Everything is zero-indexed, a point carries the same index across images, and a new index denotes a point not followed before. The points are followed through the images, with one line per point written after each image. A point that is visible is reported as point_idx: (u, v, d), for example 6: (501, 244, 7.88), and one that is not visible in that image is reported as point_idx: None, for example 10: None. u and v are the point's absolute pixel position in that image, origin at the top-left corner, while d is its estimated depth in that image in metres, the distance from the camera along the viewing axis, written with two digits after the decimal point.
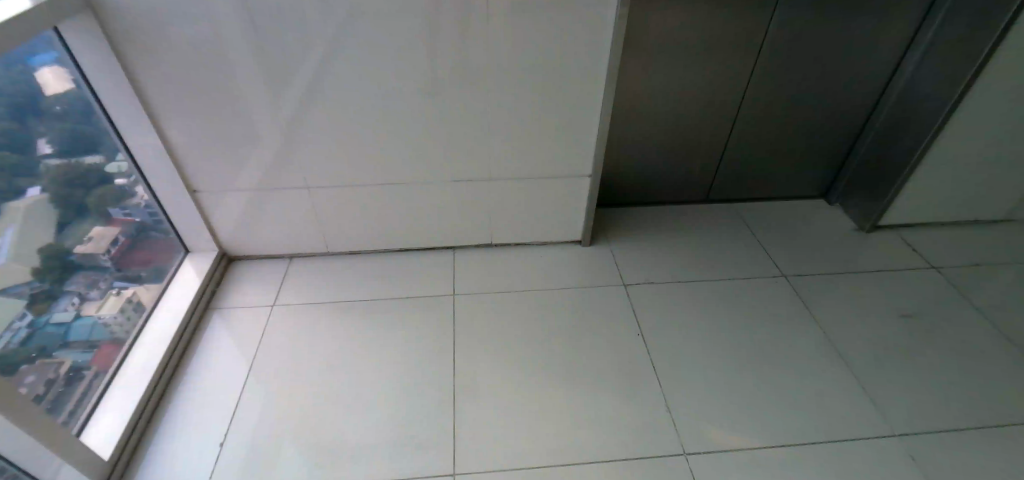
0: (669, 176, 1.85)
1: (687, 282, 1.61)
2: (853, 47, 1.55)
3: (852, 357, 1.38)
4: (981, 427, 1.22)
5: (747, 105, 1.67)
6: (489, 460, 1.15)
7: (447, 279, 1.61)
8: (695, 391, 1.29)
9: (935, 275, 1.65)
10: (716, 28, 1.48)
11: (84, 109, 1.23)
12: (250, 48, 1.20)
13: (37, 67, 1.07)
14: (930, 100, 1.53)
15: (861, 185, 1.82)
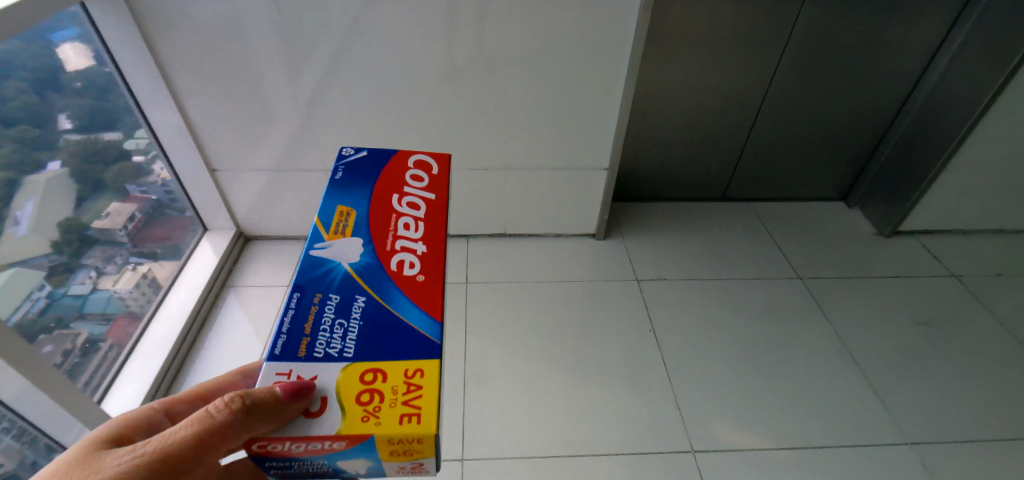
0: (686, 172, 1.83)
1: (700, 280, 1.60)
2: (882, 45, 1.51)
3: (865, 362, 1.37)
4: (995, 439, 1.20)
5: (770, 102, 1.64)
6: (496, 448, 1.16)
7: (460, 267, 1.61)
8: (705, 389, 1.29)
9: (955, 284, 1.61)
10: (742, 22, 1.44)
11: (104, 85, 1.24)
12: (273, 27, 1.19)
13: (59, 43, 1.09)
14: (958, 104, 1.50)
15: (884, 188, 1.78)
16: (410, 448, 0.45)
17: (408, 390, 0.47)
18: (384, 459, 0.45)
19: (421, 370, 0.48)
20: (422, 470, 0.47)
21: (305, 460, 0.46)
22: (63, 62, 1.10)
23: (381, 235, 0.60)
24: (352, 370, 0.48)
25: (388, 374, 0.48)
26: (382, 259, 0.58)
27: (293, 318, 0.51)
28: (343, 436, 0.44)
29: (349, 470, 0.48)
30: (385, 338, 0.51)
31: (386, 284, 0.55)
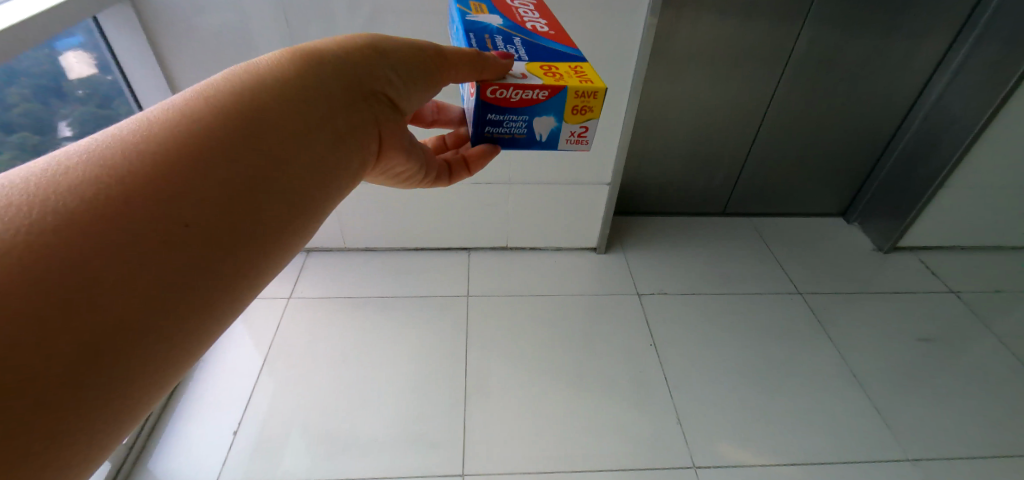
0: (687, 187, 1.85)
1: (701, 295, 1.60)
2: (881, 64, 1.53)
3: (866, 378, 1.37)
4: (997, 456, 1.20)
5: (771, 118, 1.65)
6: (498, 462, 1.15)
7: (462, 280, 1.61)
8: (707, 404, 1.29)
9: (954, 300, 1.62)
10: (743, 40, 1.46)
11: (108, 93, 1.24)
12: (280, 40, 1.21)
13: (63, 51, 1.07)
14: (957, 123, 1.52)
15: (883, 205, 1.80)
16: (587, 103, 0.59)
17: (578, 74, 0.60)
18: (569, 103, 0.58)
19: (578, 64, 0.63)
20: (589, 130, 0.61)
21: (517, 112, 0.59)
22: (64, 70, 1.09)
23: (512, 14, 0.75)
24: (532, 65, 0.61)
25: (560, 64, 0.62)
26: (517, 23, 0.73)
27: (476, 42, 0.66)
28: (546, 82, 0.57)
29: (537, 130, 0.60)
30: (551, 54, 0.65)
31: (528, 32, 0.70)
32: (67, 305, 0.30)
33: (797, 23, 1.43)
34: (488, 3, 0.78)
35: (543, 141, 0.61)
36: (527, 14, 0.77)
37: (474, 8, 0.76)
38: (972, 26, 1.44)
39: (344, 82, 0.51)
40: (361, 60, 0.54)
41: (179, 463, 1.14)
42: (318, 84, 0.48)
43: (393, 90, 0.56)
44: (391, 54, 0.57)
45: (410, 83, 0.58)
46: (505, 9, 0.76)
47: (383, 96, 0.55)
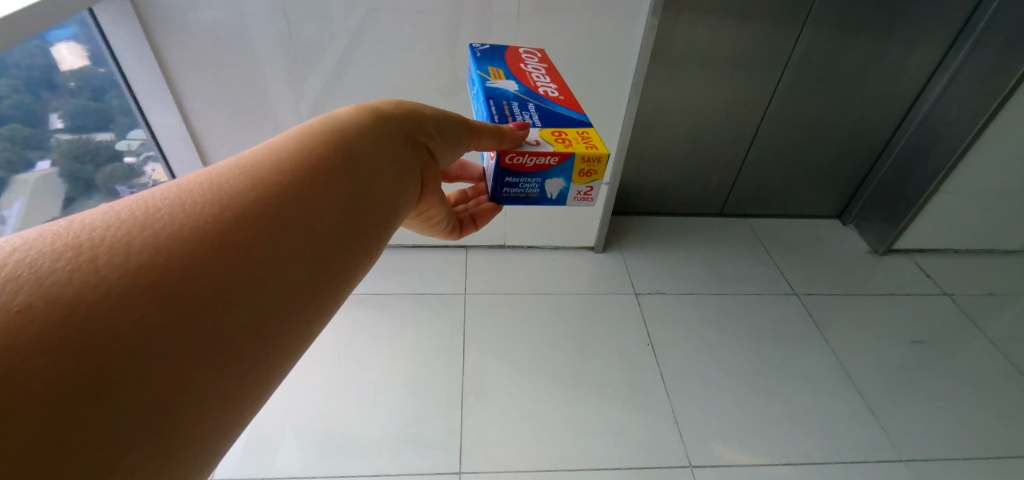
0: (685, 187, 1.85)
1: (698, 295, 1.60)
2: (879, 68, 1.54)
3: (861, 379, 1.38)
4: (988, 457, 1.22)
5: (770, 120, 1.66)
6: (494, 461, 1.15)
7: (460, 278, 1.61)
8: (704, 404, 1.29)
9: (948, 303, 1.64)
10: (742, 42, 1.46)
11: (101, 86, 1.21)
12: (277, 35, 1.20)
13: (53, 43, 1.05)
14: (953, 128, 1.53)
15: (879, 208, 1.81)
16: (592, 167, 0.63)
17: (586, 140, 0.64)
18: (579, 168, 0.62)
19: (584, 130, 0.67)
20: (595, 190, 0.65)
21: (530, 176, 0.63)
22: (56, 62, 1.07)
23: (527, 79, 0.78)
24: (545, 131, 0.65)
25: (568, 129, 0.66)
26: (532, 88, 0.76)
27: (497, 109, 0.69)
28: (557, 150, 0.61)
29: (548, 190, 0.65)
30: (560, 119, 0.69)
31: (541, 98, 0.74)
32: (165, 325, 0.29)
33: (797, 26, 1.43)
34: (505, 69, 0.81)
35: (553, 200, 0.66)
36: (540, 77, 0.80)
37: (493, 73, 0.79)
38: (969, 31, 1.45)
39: (399, 129, 0.53)
40: (410, 112, 0.56)
41: None
42: (380, 129, 0.50)
43: (438, 139, 0.58)
44: (434, 111, 0.60)
45: (452, 136, 0.60)
46: (521, 75, 0.79)
47: (428, 144, 0.57)
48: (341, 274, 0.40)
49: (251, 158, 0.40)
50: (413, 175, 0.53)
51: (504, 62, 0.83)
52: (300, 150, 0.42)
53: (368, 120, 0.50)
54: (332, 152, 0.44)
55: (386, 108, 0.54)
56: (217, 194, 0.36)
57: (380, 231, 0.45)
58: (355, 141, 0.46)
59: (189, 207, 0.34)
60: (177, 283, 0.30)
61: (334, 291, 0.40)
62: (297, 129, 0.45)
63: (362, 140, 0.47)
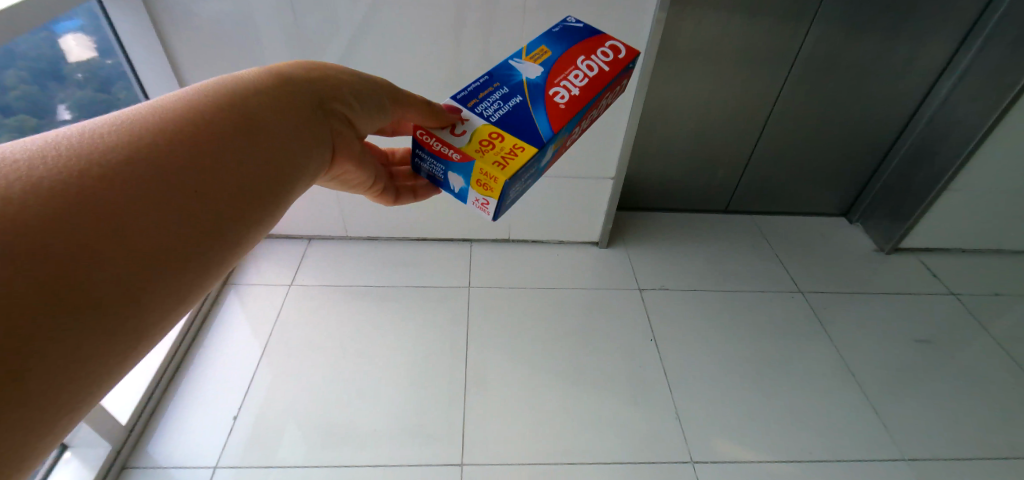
0: (690, 183, 1.84)
1: (702, 292, 1.60)
2: (886, 66, 1.53)
3: (864, 378, 1.37)
4: (991, 458, 1.21)
5: (776, 117, 1.65)
6: (496, 454, 1.16)
7: (464, 272, 1.61)
8: (705, 400, 1.29)
9: (953, 302, 1.62)
10: (750, 37, 1.45)
11: (109, 77, 1.26)
12: (282, 27, 1.19)
13: (60, 35, 1.09)
14: (960, 128, 1.52)
15: (885, 207, 1.80)
16: (488, 182, 0.61)
17: (508, 153, 0.61)
18: (477, 175, 0.62)
19: (521, 144, 0.62)
20: (489, 204, 0.63)
21: (436, 161, 0.66)
22: (63, 54, 1.12)
23: (558, 72, 0.70)
24: (484, 129, 0.64)
25: (509, 137, 0.63)
26: (547, 83, 0.68)
27: (475, 88, 0.70)
28: (462, 149, 0.62)
29: (451, 182, 0.66)
30: (517, 128, 0.64)
31: (535, 100, 0.66)
32: (48, 268, 0.32)
33: (806, 22, 1.42)
34: (559, 50, 0.74)
35: (459, 194, 0.67)
36: (573, 78, 0.70)
37: (535, 54, 0.73)
38: (979, 30, 1.43)
39: (313, 95, 0.55)
40: (328, 78, 0.58)
41: (179, 448, 1.14)
42: (288, 95, 0.52)
43: (359, 106, 0.60)
44: (358, 77, 0.61)
45: (376, 105, 0.63)
46: (561, 64, 0.71)
47: (348, 112, 0.60)
48: (235, 233, 0.43)
49: (139, 117, 0.41)
50: (327, 142, 0.56)
51: (568, 42, 0.75)
52: (193, 112, 0.44)
53: (275, 84, 0.52)
54: (228, 117, 0.46)
55: (299, 72, 0.56)
56: (99, 149, 0.37)
57: (279, 190, 0.48)
58: (256, 107, 0.48)
59: (66, 161, 0.36)
60: (59, 230, 0.33)
61: (228, 245, 0.43)
62: (193, 90, 0.47)
63: (265, 107, 0.49)
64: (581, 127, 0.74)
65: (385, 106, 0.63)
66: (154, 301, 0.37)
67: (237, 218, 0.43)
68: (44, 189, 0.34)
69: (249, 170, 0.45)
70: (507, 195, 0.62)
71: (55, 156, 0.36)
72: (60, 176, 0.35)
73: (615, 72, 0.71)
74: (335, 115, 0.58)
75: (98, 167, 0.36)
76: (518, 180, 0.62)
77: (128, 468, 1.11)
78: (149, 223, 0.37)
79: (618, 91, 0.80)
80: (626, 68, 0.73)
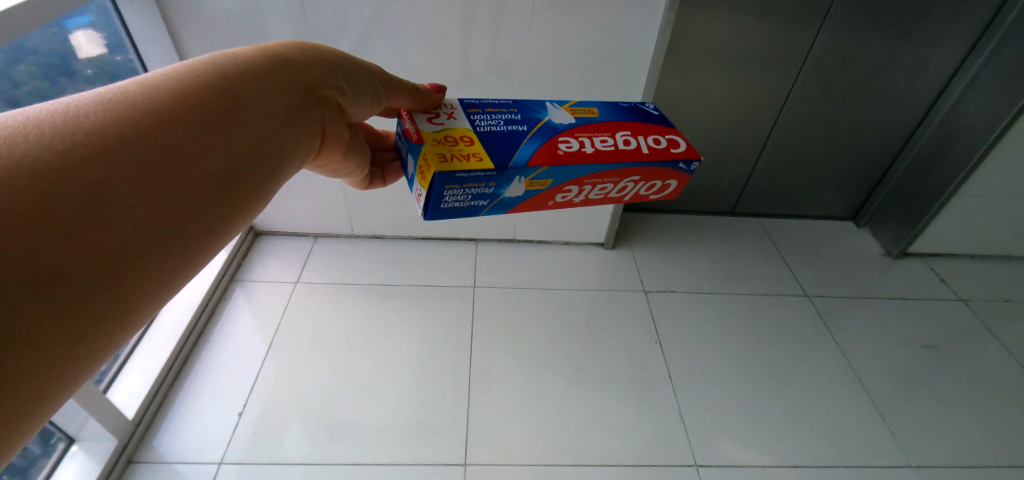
0: (697, 185, 1.83)
1: (707, 294, 1.59)
2: (897, 70, 1.52)
3: (871, 383, 1.36)
4: (998, 465, 1.20)
5: (784, 119, 1.64)
6: (499, 453, 1.16)
7: (469, 271, 1.61)
8: (710, 403, 1.29)
9: (962, 308, 1.61)
10: (759, 39, 1.44)
11: (118, 73, 1.27)
12: (292, 25, 1.20)
13: (71, 30, 1.10)
14: (972, 132, 1.51)
15: (895, 212, 1.78)
16: (424, 171, 0.58)
17: (462, 154, 0.58)
18: (420, 163, 0.59)
19: (482, 155, 0.59)
20: (418, 197, 0.59)
21: (406, 144, 0.67)
22: (73, 49, 1.13)
23: (588, 131, 0.68)
24: (460, 130, 0.63)
25: (477, 145, 0.61)
26: (565, 133, 0.66)
27: (491, 104, 0.71)
28: (423, 134, 0.62)
29: (409, 166, 0.66)
30: (494, 143, 0.62)
31: (541, 134, 0.65)
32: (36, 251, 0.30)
33: (816, 24, 1.41)
34: (606, 118, 0.72)
35: (411, 183, 0.65)
36: (598, 141, 0.66)
37: (575, 111, 0.72)
38: (992, 33, 1.42)
39: (305, 79, 0.54)
40: (320, 61, 0.57)
41: (184, 443, 1.15)
42: (279, 77, 0.50)
43: (350, 93, 0.60)
44: (350, 62, 0.61)
45: (369, 93, 0.63)
46: (597, 126, 0.69)
47: (339, 97, 0.59)
48: (227, 216, 0.41)
49: (120, 90, 0.38)
50: (316, 127, 0.55)
51: (624, 118, 0.72)
52: (184, 89, 0.41)
53: (266, 64, 0.50)
54: (218, 96, 0.43)
55: (291, 52, 0.54)
56: (77, 124, 0.34)
57: (271, 175, 0.47)
58: (248, 87, 0.46)
59: (40, 136, 0.33)
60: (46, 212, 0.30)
61: (221, 230, 0.41)
62: (177, 64, 0.44)
63: (257, 88, 0.47)
64: (592, 194, 0.68)
65: (378, 92, 0.64)
66: (143, 287, 0.35)
67: (228, 203, 0.41)
68: (20, 166, 0.30)
69: (241, 154, 0.43)
70: (437, 194, 0.57)
71: (25, 129, 0.32)
72: (35, 154, 0.32)
73: (652, 158, 0.65)
74: (326, 100, 0.57)
75: (78, 143, 0.33)
76: (457, 185, 0.57)
77: (134, 462, 1.11)
78: (139, 205, 0.35)
79: (666, 194, 0.72)
80: (672, 165, 0.66)
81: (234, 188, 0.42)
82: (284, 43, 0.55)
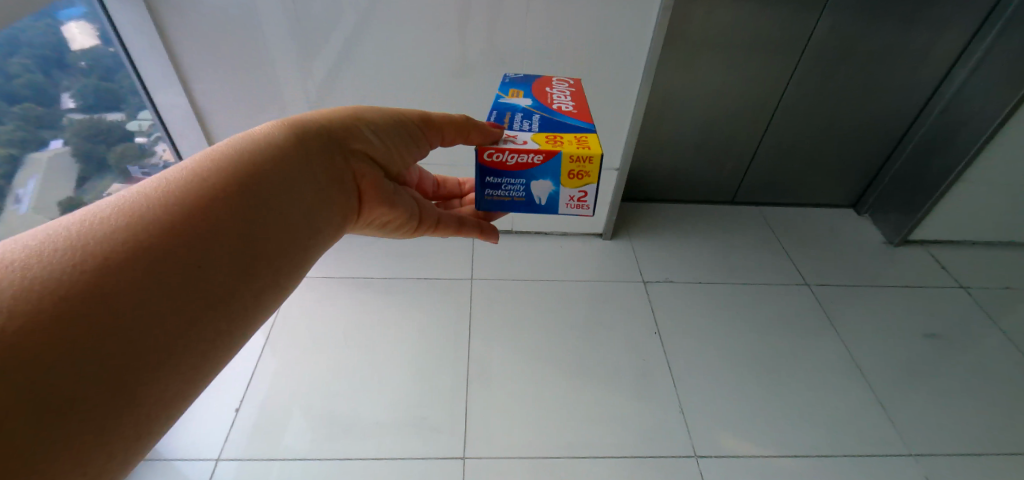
0: (697, 175, 1.82)
1: (707, 284, 1.58)
2: (900, 56, 1.49)
3: (870, 371, 1.36)
4: (998, 453, 1.20)
5: (786, 107, 1.61)
6: (499, 446, 1.16)
7: (467, 263, 1.60)
8: (710, 395, 1.28)
9: (963, 296, 1.60)
10: (760, 27, 1.42)
11: (111, 66, 1.24)
12: (284, 16, 1.17)
13: (65, 22, 1.08)
14: (975, 120, 1.49)
15: (895, 199, 1.77)
16: (582, 169, 0.65)
17: (578, 142, 0.66)
18: (567, 167, 0.65)
19: (582, 135, 0.68)
20: (587, 194, 0.68)
21: (514, 177, 0.66)
22: (67, 41, 1.10)
23: (542, 96, 0.80)
24: (540, 135, 0.67)
25: (566, 134, 0.68)
26: (545, 102, 0.77)
27: (495, 120, 0.71)
28: (542, 150, 0.64)
29: (535, 192, 0.67)
30: (565, 128, 0.70)
31: (552, 111, 0.74)
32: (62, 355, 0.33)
33: (818, 11, 1.38)
34: (523, 88, 0.83)
35: (546, 204, 0.69)
36: (562, 96, 0.81)
37: (511, 92, 0.80)
38: (996, 19, 1.39)
39: (328, 143, 0.57)
40: (342, 122, 0.60)
41: (182, 439, 1.15)
42: (298, 145, 0.54)
43: (373, 143, 0.62)
44: (376, 117, 0.63)
45: (398, 142, 0.65)
46: (538, 92, 0.81)
47: (368, 151, 0.62)
48: (248, 297, 0.45)
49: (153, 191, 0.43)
50: (344, 185, 0.58)
51: (523, 83, 0.85)
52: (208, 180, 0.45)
53: (286, 137, 0.54)
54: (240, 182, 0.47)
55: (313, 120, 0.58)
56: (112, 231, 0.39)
57: (294, 250, 0.50)
58: (268, 167, 0.50)
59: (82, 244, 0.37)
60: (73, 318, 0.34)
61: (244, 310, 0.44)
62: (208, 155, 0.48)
63: (278, 166, 0.51)
64: None
65: (408, 139, 0.66)
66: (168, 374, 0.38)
67: (247, 285, 0.44)
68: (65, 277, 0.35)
69: (255, 231, 0.46)
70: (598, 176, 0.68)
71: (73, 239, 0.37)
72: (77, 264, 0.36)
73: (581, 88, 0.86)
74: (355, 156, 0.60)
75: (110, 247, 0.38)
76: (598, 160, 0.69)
77: None
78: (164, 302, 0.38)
79: None
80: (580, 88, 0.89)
81: (256, 261, 0.45)
82: (312, 113, 0.59)
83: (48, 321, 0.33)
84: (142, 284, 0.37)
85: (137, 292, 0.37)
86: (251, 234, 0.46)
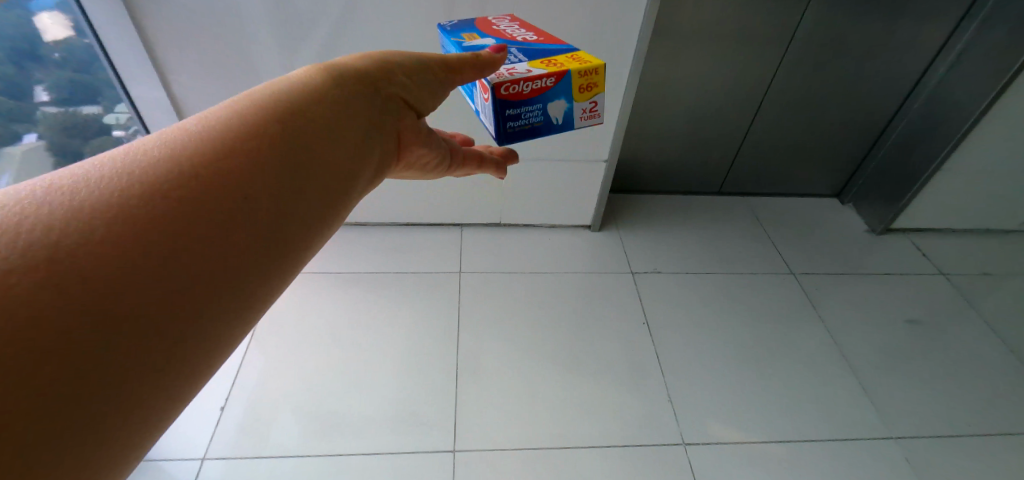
0: (685, 166, 1.82)
1: (695, 275, 1.59)
2: (885, 45, 1.50)
3: (854, 358, 1.38)
4: (977, 435, 1.23)
5: (772, 97, 1.62)
6: (489, 439, 1.15)
7: (455, 257, 1.59)
8: (698, 384, 1.29)
9: (943, 283, 1.63)
10: (748, 17, 1.41)
11: (84, 57, 1.19)
12: (263, 5, 1.14)
13: (37, 13, 1.08)
14: (956, 109, 1.51)
15: (878, 188, 1.79)
16: (590, 80, 0.68)
17: (575, 58, 0.69)
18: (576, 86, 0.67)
19: (573, 54, 0.70)
20: (598, 104, 0.71)
21: (531, 103, 0.66)
22: (41, 33, 1.11)
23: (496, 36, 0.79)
24: (536, 61, 0.68)
25: (558, 56, 0.69)
26: (508, 38, 0.77)
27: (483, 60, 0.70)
28: (552, 72, 0.65)
29: (552, 115, 0.69)
30: (550, 52, 0.72)
31: (521, 41, 0.75)
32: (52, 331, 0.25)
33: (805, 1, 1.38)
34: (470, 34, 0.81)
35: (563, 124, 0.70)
36: (513, 30, 0.81)
37: (465, 37, 0.79)
38: (977, 10, 1.41)
39: (367, 84, 0.48)
40: (379, 63, 0.51)
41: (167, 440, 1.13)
42: (336, 85, 0.45)
43: (416, 90, 0.54)
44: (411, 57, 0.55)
45: (432, 90, 0.57)
46: (492, 33, 0.80)
47: (406, 96, 0.53)
48: (285, 262, 0.36)
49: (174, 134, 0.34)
50: (383, 134, 0.49)
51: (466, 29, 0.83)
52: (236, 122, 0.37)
53: (323, 77, 0.45)
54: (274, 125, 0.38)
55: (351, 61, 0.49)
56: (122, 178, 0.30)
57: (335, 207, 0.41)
58: (306, 106, 0.41)
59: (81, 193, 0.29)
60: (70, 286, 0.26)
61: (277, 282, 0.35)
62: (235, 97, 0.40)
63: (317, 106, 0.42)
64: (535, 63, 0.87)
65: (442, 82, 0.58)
66: (189, 353, 0.29)
67: (283, 249, 0.35)
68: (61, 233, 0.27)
69: (294, 179, 0.37)
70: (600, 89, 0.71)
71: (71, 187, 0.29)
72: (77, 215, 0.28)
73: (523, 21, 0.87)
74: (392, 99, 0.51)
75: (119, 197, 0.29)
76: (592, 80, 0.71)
77: None
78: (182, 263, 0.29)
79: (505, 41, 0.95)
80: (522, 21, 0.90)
81: (296, 216, 0.37)
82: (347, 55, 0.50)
83: (41, 284, 0.25)
84: (153, 235, 0.29)
85: (156, 251, 0.28)
86: (288, 187, 0.36)
